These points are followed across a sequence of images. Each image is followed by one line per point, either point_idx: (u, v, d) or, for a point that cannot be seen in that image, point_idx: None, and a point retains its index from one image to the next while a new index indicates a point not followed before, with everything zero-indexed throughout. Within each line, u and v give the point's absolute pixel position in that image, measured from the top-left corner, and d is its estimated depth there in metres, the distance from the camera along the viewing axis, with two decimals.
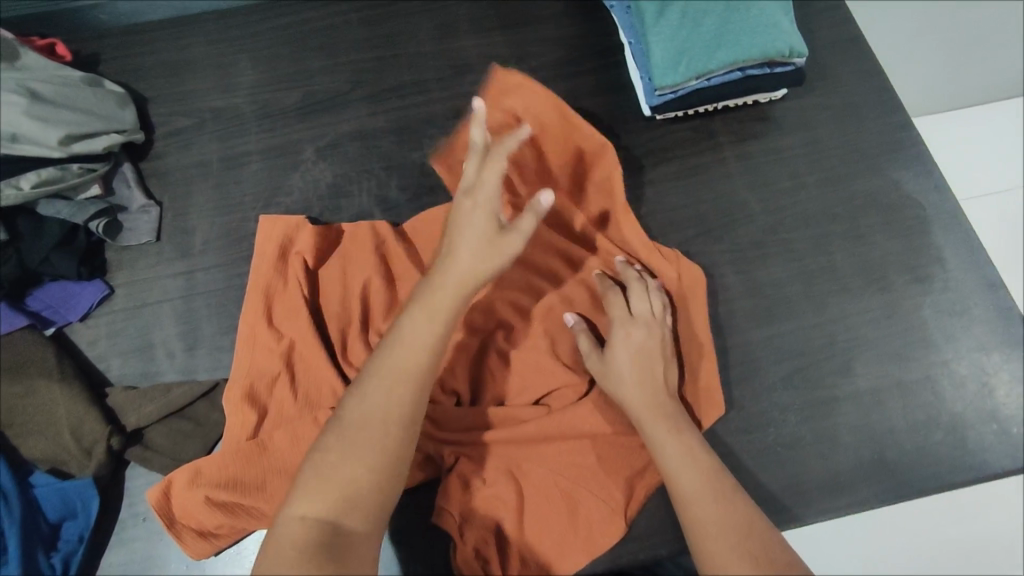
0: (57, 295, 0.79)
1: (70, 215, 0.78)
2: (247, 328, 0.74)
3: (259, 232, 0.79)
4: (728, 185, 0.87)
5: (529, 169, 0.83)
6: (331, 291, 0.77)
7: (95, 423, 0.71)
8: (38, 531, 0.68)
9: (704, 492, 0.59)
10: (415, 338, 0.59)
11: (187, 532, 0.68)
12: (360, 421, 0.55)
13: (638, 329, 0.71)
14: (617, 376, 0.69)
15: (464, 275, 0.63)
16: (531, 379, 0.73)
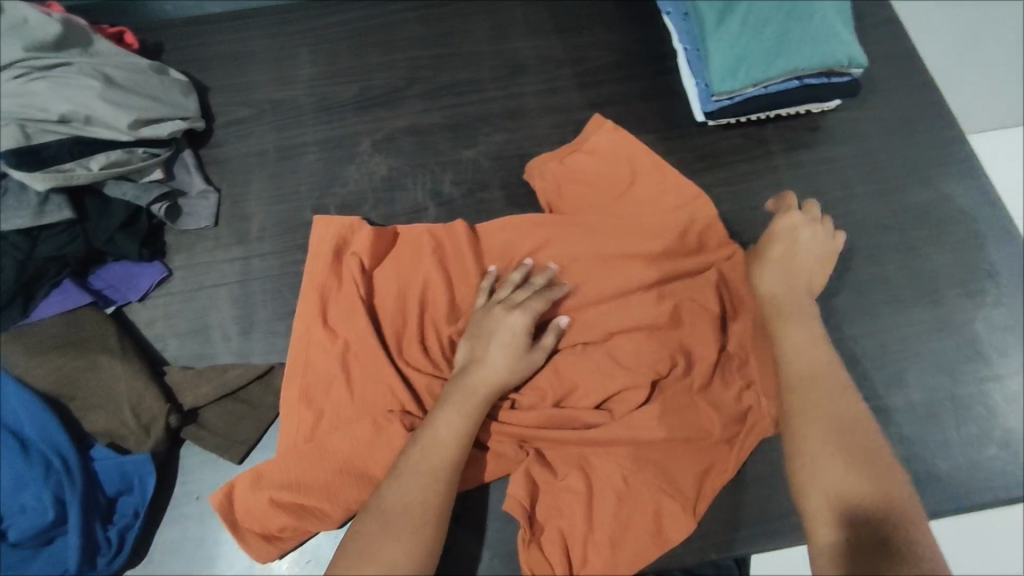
0: (118, 274, 0.81)
1: (135, 197, 0.80)
2: (303, 326, 0.75)
3: (315, 232, 0.80)
4: (780, 192, 0.88)
5: (589, 180, 0.84)
6: (385, 291, 0.78)
7: (153, 401, 0.72)
8: (96, 504, 0.69)
9: (822, 385, 0.67)
10: (446, 436, 0.65)
11: (250, 532, 0.69)
12: (405, 509, 0.61)
13: (808, 231, 0.77)
14: (776, 278, 0.75)
15: (490, 373, 0.69)
16: (587, 385, 0.75)
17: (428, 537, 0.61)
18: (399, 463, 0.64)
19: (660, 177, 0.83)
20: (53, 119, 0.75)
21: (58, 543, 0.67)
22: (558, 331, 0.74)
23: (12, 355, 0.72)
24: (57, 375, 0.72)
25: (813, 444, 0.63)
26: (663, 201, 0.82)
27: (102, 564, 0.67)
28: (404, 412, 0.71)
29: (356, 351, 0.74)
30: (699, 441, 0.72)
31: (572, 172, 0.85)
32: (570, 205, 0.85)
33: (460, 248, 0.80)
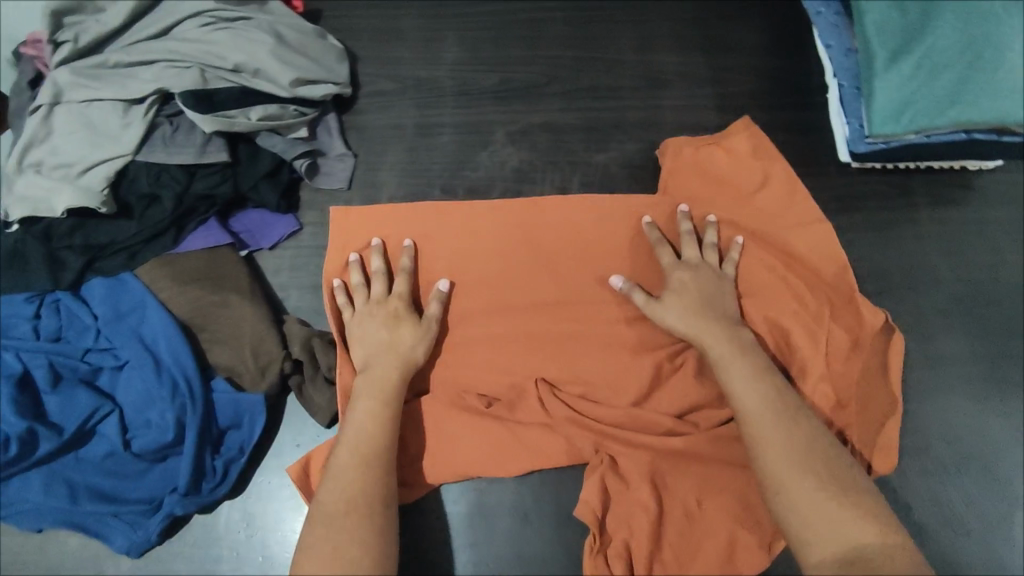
0: (255, 221, 0.85)
1: (283, 150, 0.85)
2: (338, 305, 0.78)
3: (367, 209, 0.82)
4: (918, 249, 0.84)
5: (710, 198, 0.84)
6: (502, 265, 0.82)
7: (272, 346, 0.76)
8: (209, 433, 0.73)
9: (767, 411, 0.67)
10: (360, 442, 0.67)
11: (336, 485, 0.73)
12: (346, 499, 0.64)
13: (690, 270, 0.77)
14: (678, 311, 0.75)
15: (397, 360, 0.73)
16: (675, 393, 0.78)
17: (378, 523, 0.64)
18: (330, 466, 0.67)
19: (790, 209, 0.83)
20: (227, 67, 0.81)
21: (170, 461, 0.72)
22: (439, 300, 0.77)
23: (157, 279, 0.76)
24: (194, 305, 0.76)
25: (794, 484, 0.63)
26: (793, 240, 0.81)
27: (206, 489, 0.71)
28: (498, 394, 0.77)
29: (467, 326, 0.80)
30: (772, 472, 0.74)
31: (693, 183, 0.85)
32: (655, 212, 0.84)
33: (556, 237, 0.83)
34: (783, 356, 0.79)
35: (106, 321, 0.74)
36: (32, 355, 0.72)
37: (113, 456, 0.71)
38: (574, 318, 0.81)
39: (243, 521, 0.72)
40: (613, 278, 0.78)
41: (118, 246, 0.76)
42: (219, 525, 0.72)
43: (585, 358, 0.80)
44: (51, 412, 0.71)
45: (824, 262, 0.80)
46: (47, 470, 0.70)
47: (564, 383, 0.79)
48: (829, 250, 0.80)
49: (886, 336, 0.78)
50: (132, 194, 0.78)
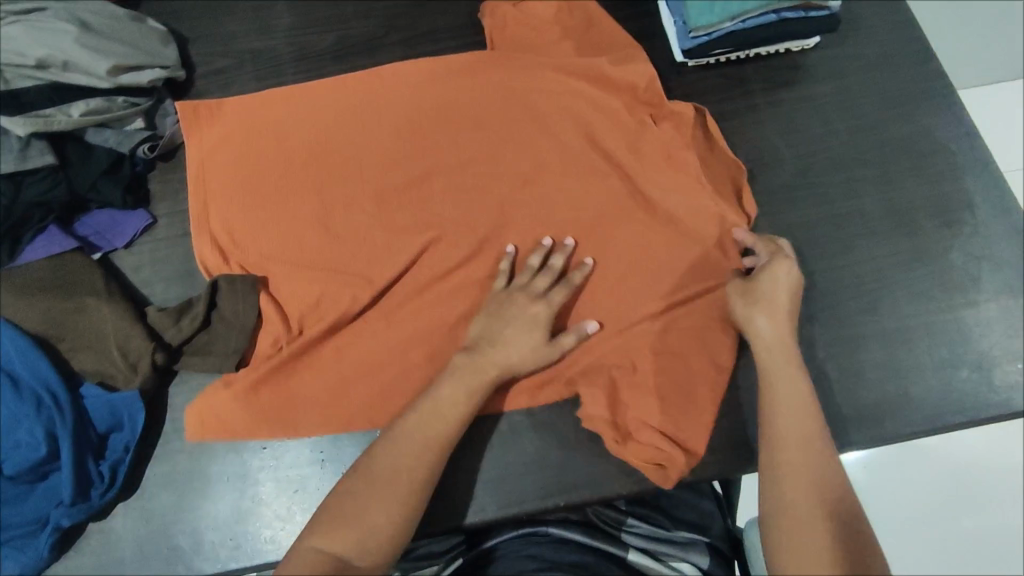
0: (103, 221, 0.82)
1: (117, 143, 0.81)
2: (203, 201, 0.83)
3: (225, 105, 0.87)
4: (761, 132, 0.86)
5: (548, 121, 0.85)
6: (347, 118, 0.86)
7: (141, 340, 0.73)
8: (88, 440, 0.71)
9: (783, 376, 0.68)
10: (450, 429, 0.67)
11: (216, 359, 0.75)
12: (405, 457, 0.65)
13: (784, 273, 0.73)
14: (777, 285, 0.73)
15: (501, 359, 0.71)
16: (516, 217, 0.81)
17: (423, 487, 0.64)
18: (399, 422, 0.67)
19: (645, 114, 0.86)
20: (31, 64, 0.77)
21: (52, 477, 0.70)
22: (578, 337, 0.74)
23: (1, 297, 0.73)
24: (48, 318, 0.73)
25: (797, 520, 0.59)
26: (634, 100, 0.86)
27: (95, 497, 0.69)
28: (365, 241, 0.80)
29: (334, 235, 0.80)
30: (624, 263, 0.79)
31: (530, 95, 0.86)
32: (479, 99, 0.86)
33: (391, 92, 0.87)
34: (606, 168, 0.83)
35: None
36: None
37: None
38: (430, 193, 0.82)
39: (138, 521, 0.71)
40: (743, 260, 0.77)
41: None
42: (116, 530, 0.71)
43: (443, 200, 0.82)
44: None
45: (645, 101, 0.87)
46: None
47: (418, 226, 0.81)
48: (639, 69, 0.86)
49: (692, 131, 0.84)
50: None
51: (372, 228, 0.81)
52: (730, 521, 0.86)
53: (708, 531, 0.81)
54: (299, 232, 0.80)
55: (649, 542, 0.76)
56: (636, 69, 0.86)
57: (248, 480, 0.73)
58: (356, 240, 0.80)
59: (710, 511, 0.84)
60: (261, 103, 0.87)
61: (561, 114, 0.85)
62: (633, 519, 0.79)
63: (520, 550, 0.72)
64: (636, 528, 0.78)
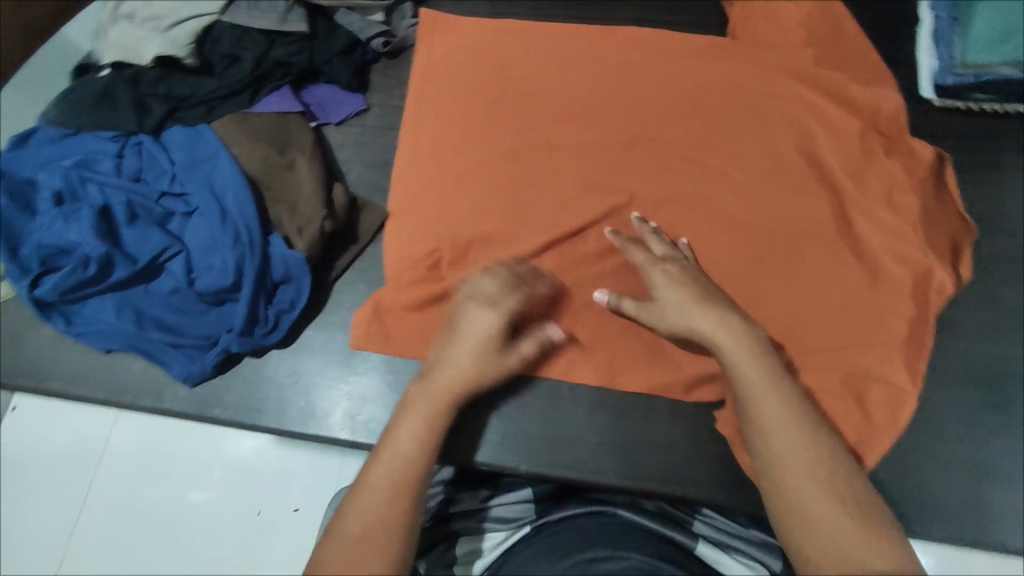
0: (326, 95, 0.88)
1: (358, 30, 0.87)
2: (415, 106, 0.86)
3: (458, 22, 0.90)
4: (998, 193, 0.79)
5: (766, 121, 0.82)
6: (570, 65, 0.87)
7: (315, 208, 0.76)
8: (264, 283, 0.76)
9: (775, 410, 0.61)
10: (414, 446, 0.63)
11: (393, 250, 0.79)
12: (387, 487, 0.60)
13: (670, 266, 0.71)
14: (663, 283, 0.70)
15: (459, 367, 0.67)
16: (709, 205, 0.79)
17: (408, 511, 0.59)
18: (373, 456, 0.62)
19: (875, 141, 0.81)
20: None
21: (227, 306, 0.76)
22: (616, 304, 0.72)
23: (229, 132, 0.80)
24: (264, 164, 0.79)
25: (814, 508, 0.56)
26: (866, 124, 0.81)
27: (259, 335, 0.76)
28: (556, 185, 0.81)
29: (526, 171, 0.82)
30: (808, 283, 0.75)
31: (757, 92, 0.84)
32: (704, 82, 0.85)
33: (617, 54, 0.88)
34: (816, 186, 0.79)
35: (183, 167, 0.78)
36: (112, 190, 0.76)
37: (178, 293, 0.76)
38: (629, 159, 0.82)
39: (287, 369, 0.77)
40: (598, 291, 0.72)
41: (197, 99, 0.80)
42: (269, 368, 0.77)
43: (640, 168, 0.81)
44: (126, 243, 0.75)
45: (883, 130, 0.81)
46: (119, 297, 0.75)
47: (609, 186, 0.81)
48: (885, 96, 0.81)
49: (921, 174, 0.78)
50: (214, 53, 0.81)
51: (564, 176, 0.82)
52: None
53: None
54: (499, 158, 0.83)
55: (722, 536, 0.72)
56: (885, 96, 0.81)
57: (387, 365, 0.78)
58: (549, 182, 0.82)
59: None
60: (492, 28, 0.90)
61: (785, 119, 0.82)
62: (707, 510, 0.75)
63: (592, 524, 0.68)
64: (709, 520, 0.74)
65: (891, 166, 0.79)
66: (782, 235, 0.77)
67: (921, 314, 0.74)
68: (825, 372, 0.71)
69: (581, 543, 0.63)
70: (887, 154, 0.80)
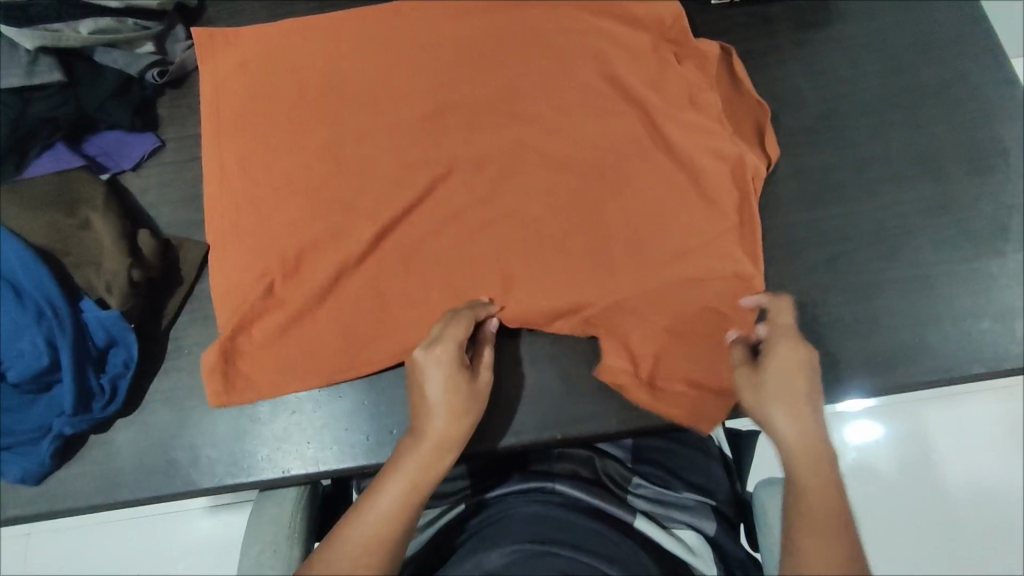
0: (112, 142, 0.81)
1: (126, 65, 0.81)
2: (210, 129, 0.81)
3: (230, 31, 0.85)
4: (785, 73, 0.83)
5: (563, 54, 0.81)
6: (352, 45, 0.83)
7: (118, 259, 0.70)
8: (87, 351, 0.70)
9: (812, 456, 0.59)
10: (394, 509, 0.58)
11: (218, 280, 0.75)
12: (362, 553, 0.55)
13: (801, 351, 0.64)
14: (775, 360, 0.63)
15: (433, 403, 0.63)
16: (525, 152, 0.79)
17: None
18: (360, 503, 0.59)
19: (669, 51, 0.82)
20: None
21: (55, 389, 0.70)
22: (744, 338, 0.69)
23: (9, 209, 0.73)
24: (53, 231, 0.73)
25: (817, 534, 0.54)
26: (655, 35, 0.82)
27: (97, 409, 0.70)
28: (370, 172, 0.79)
29: (336, 166, 0.79)
30: (634, 201, 0.76)
31: (547, 27, 0.83)
32: (495, 30, 0.83)
33: (401, 22, 0.84)
34: (620, 106, 0.79)
35: None
36: None
37: None
38: (439, 127, 0.80)
39: (139, 435, 0.72)
40: (749, 299, 0.71)
41: None
42: (118, 441, 0.72)
43: (449, 132, 0.80)
44: None
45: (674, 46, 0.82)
46: None
47: (423, 160, 0.79)
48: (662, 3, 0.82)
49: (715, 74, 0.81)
50: None
51: (376, 160, 0.79)
52: (739, 487, 0.83)
53: (716, 496, 0.78)
54: (303, 160, 0.79)
55: (654, 506, 0.74)
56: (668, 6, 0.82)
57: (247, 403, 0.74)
58: (363, 170, 0.79)
59: (718, 475, 0.80)
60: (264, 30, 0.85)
61: (578, 48, 0.82)
62: (638, 479, 0.76)
63: (526, 509, 0.67)
64: (641, 490, 0.75)
65: (688, 69, 0.80)
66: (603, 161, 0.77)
67: (743, 200, 0.76)
68: (664, 283, 0.73)
69: (491, 539, 0.62)
70: (681, 60, 0.82)
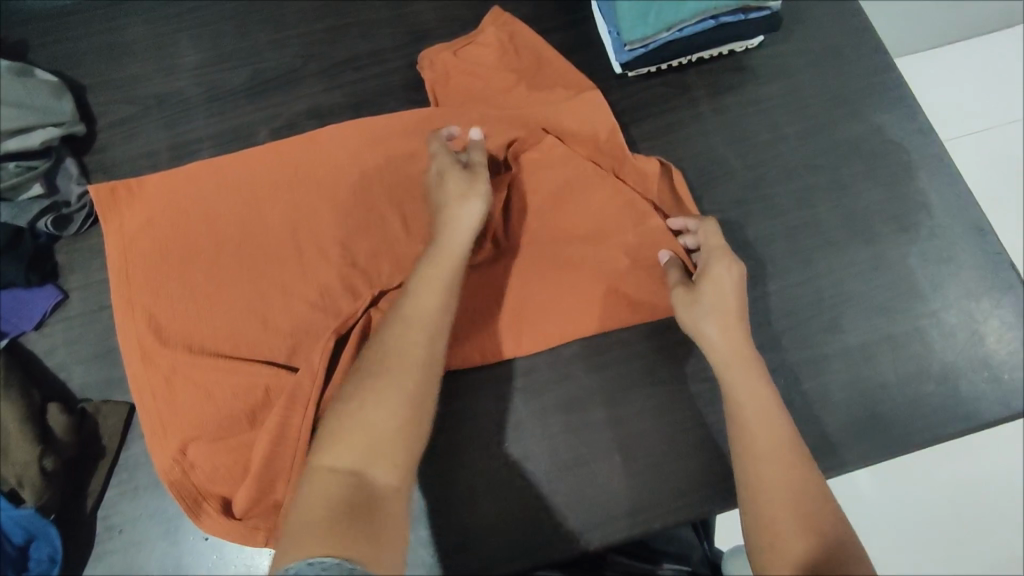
0: (8, 304, 0.75)
1: (13, 217, 0.75)
2: (122, 300, 0.74)
3: (136, 186, 0.78)
4: (708, 143, 0.81)
5: (482, 149, 0.78)
6: (262, 168, 0.79)
7: (26, 446, 0.65)
8: (4, 553, 0.64)
9: (745, 381, 0.63)
10: (418, 325, 0.59)
11: (150, 431, 0.70)
12: (384, 382, 0.55)
13: (727, 268, 0.67)
14: (715, 276, 0.67)
15: (455, 245, 0.65)
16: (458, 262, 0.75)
17: (414, 417, 0.55)
18: (383, 328, 0.60)
19: (607, 167, 0.79)
20: None
21: None
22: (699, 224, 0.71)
23: None
24: None
25: (778, 533, 0.56)
26: (575, 120, 0.79)
27: None
28: (292, 304, 0.74)
29: (257, 300, 0.74)
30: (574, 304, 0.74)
31: (463, 124, 0.79)
32: (415, 152, 0.78)
33: (309, 137, 0.80)
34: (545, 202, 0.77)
35: None
36: None
37: None
38: (365, 244, 0.76)
39: None
40: (663, 253, 0.72)
41: None
42: None
43: (375, 250, 0.75)
44: None
45: (599, 128, 0.79)
46: None
47: (350, 285, 0.74)
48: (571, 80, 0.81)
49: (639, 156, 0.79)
50: None
51: (297, 290, 0.74)
52: (709, 545, 0.80)
53: (691, 560, 0.76)
54: (221, 298, 0.74)
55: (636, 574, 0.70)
56: (591, 103, 0.79)
57: (188, 573, 0.69)
58: (287, 302, 0.74)
59: (688, 538, 0.78)
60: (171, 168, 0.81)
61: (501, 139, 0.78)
62: (614, 552, 0.73)
63: None
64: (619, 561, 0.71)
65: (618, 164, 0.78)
66: (542, 284, 0.75)
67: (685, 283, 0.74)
68: (608, 383, 0.73)
69: None
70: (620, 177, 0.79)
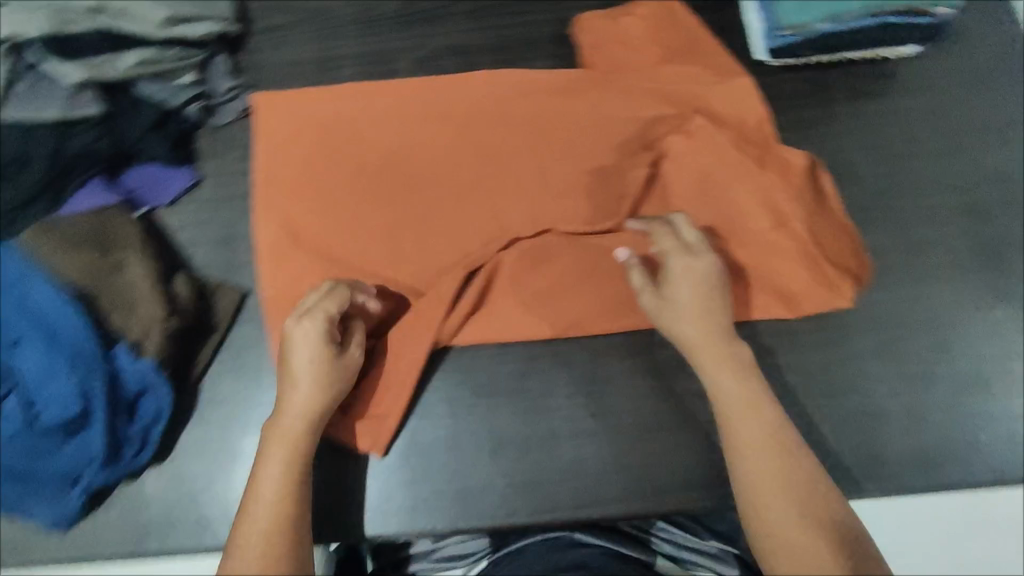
0: (148, 177, 0.79)
1: (167, 98, 0.78)
2: (264, 197, 0.78)
3: (294, 93, 0.81)
4: (843, 145, 0.80)
5: (617, 113, 0.79)
6: (411, 97, 0.81)
7: (154, 307, 0.70)
8: (118, 401, 0.68)
9: (719, 374, 0.65)
10: (286, 450, 0.63)
11: (273, 320, 0.74)
12: (271, 505, 0.60)
13: (699, 260, 0.68)
14: (684, 277, 0.68)
15: (292, 408, 0.65)
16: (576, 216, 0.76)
17: (297, 527, 0.60)
18: (261, 458, 0.63)
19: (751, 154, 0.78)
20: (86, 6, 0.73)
21: (83, 436, 0.68)
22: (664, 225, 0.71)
23: (41, 246, 0.71)
24: (84, 271, 0.71)
25: (784, 527, 0.57)
26: (714, 100, 0.80)
27: (128, 457, 0.69)
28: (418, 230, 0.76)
29: (387, 220, 0.77)
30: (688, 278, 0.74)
31: (601, 85, 0.80)
32: (559, 108, 0.80)
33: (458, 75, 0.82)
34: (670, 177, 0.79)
35: None
36: None
37: (21, 435, 0.68)
38: (491, 183, 0.77)
39: (169, 483, 0.72)
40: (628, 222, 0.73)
41: None
42: (148, 488, 0.71)
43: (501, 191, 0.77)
44: None
45: (735, 112, 0.79)
46: None
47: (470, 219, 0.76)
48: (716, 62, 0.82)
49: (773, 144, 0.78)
50: None
51: (424, 217, 0.77)
52: None
53: (738, 544, 0.80)
54: (357, 213, 0.77)
55: (676, 548, 0.77)
56: (733, 85, 0.79)
57: None
58: (415, 226, 0.76)
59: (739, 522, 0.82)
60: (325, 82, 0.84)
61: (638, 106, 0.79)
62: (663, 523, 0.79)
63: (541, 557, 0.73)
64: (664, 533, 0.78)
65: (749, 148, 0.78)
66: None
67: (800, 279, 0.74)
68: None
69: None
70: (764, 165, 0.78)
